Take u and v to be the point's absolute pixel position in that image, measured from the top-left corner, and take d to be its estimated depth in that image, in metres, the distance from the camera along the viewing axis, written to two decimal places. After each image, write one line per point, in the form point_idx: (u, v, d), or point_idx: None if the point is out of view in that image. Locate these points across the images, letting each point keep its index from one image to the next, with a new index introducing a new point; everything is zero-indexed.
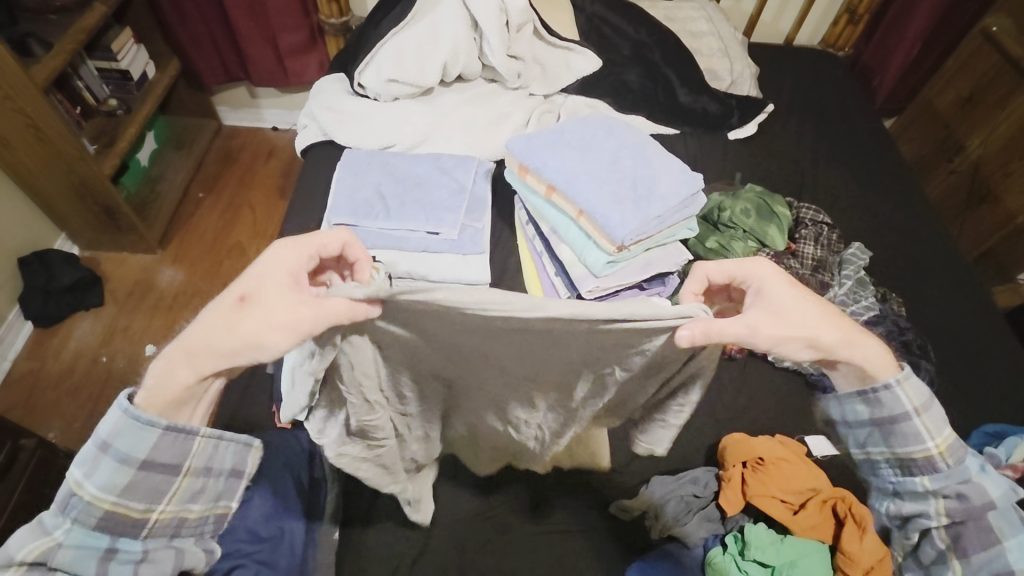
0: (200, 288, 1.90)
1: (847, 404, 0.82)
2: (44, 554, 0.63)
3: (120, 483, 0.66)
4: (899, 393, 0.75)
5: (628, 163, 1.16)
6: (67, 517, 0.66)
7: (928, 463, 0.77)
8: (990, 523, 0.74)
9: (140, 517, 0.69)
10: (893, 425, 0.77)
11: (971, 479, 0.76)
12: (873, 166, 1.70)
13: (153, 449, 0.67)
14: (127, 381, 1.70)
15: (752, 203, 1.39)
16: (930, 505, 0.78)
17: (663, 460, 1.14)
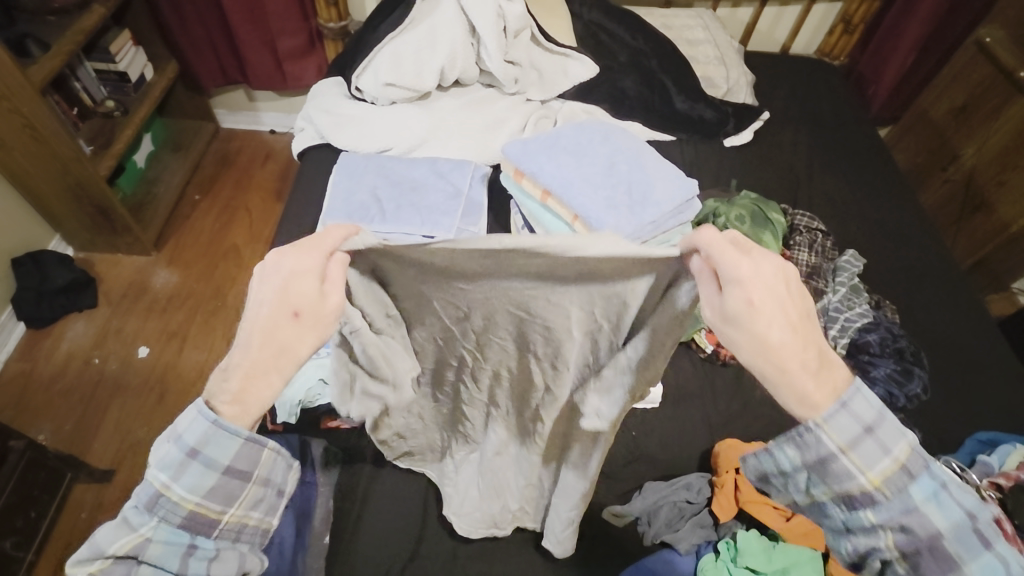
0: (196, 290, 1.90)
1: (779, 454, 0.60)
2: (133, 551, 0.52)
3: (208, 486, 0.54)
4: (821, 434, 0.54)
5: (625, 168, 1.16)
6: (152, 517, 0.53)
7: (869, 497, 0.55)
8: (950, 552, 0.53)
9: (217, 518, 0.56)
10: (824, 467, 0.56)
11: (918, 507, 0.54)
12: (867, 174, 1.71)
13: (237, 457, 0.54)
14: (120, 383, 1.69)
15: (747, 210, 1.39)
16: (877, 540, 0.56)
17: (656, 466, 1.14)
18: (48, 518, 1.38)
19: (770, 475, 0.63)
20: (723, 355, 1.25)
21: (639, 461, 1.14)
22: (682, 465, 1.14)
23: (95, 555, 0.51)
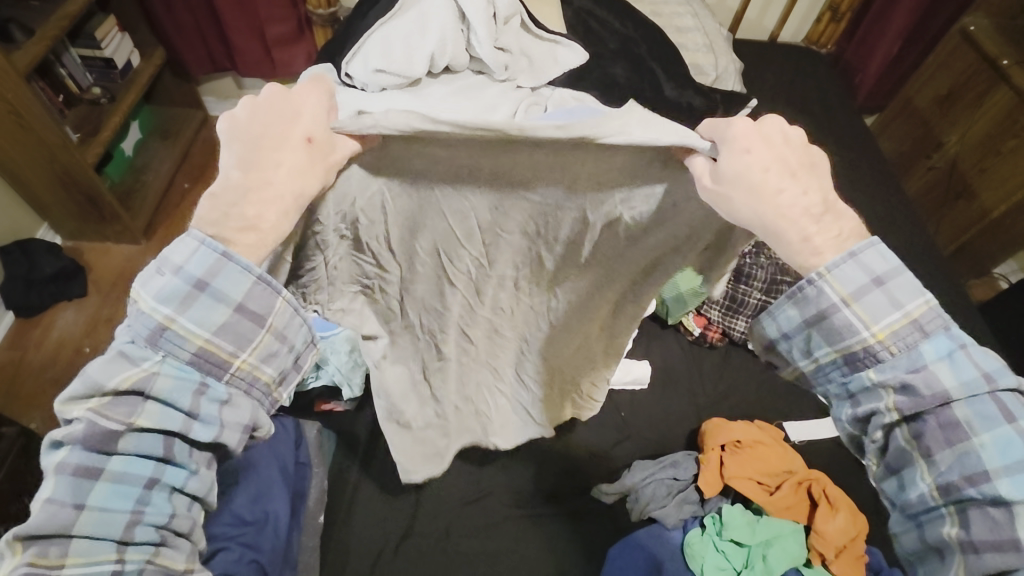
0: None
1: (780, 314, 0.70)
2: (140, 383, 0.55)
3: (216, 322, 0.58)
4: (823, 286, 0.63)
5: None
6: (158, 351, 0.57)
7: (868, 352, 0.64)
8: (957, 416, 0.61)
9: (226, 361, 0.59)
10: (825, 322, 0.65)
11: (921, 368, 0.62)
12: (853, 160, 1.73)
13: (249, 295, 0.59)
14: None
15: None
16: (876, 396, 0.65)
17: (645, 445, 1.16)
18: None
19: (775, 339, 0.72)
20: (710, 338, 1.28)
21: (627, 441, 1.17)
22: (669, 445, 1.17)
23: (96, 386, 0.54)
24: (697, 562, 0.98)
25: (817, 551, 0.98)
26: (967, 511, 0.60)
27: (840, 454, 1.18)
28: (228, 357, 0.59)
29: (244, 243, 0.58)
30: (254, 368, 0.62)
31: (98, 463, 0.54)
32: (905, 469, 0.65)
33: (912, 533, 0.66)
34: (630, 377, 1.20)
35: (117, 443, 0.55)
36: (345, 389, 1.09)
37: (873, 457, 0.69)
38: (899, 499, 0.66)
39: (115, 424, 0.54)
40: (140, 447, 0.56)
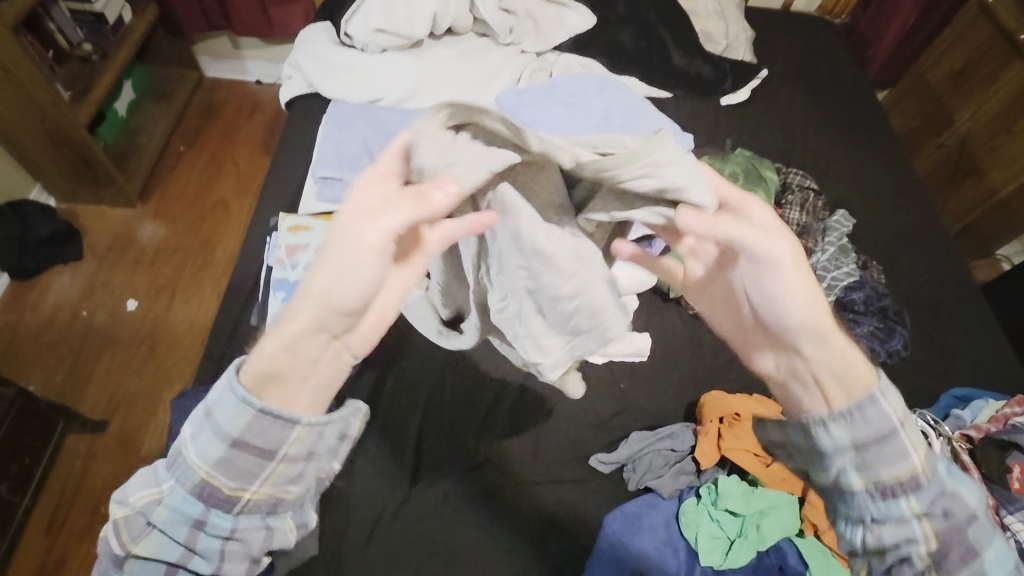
0: (180, 244, 1.86)
1: (824, 428, 0.70)
2: (150, 503, 0.67)
3: (214, 455, 0.66)
4: (883, 407, 0.69)
5: (620, 121, 1.18)
6: (171, 475, 0.68)
7: (909, 481, 0.69)
8: (972, 538, 0.69)
9: (231, 494, 0.66)
10: (878, 445, 0.69)
11: (949, 495, 0.70)
12: (863, 134, 1.70)
13: (246, 429, 0.65)
14: (109, 334, 1.69)
15: (741, 167, 1.34)
16: (907, 521, 0.69)
17: (644, 416, 1.16)
18: (44, 463, 1.40)
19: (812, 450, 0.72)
20: None
21: (626, 413, 1.16)
22: (668, 418, 1.16)
23: (127, 498, 0.67)
24: (692, 531, 0.98)
25: (811, 521, 0.97)
26: None
27: None
28: (228, 493, 0.66)
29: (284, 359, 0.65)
30: (275, 492, 0.68)
31: (119, 565, 0.66)
32: None
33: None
34: (631, 349, 1.18)
35: (123, 565, 0.66)
36: None
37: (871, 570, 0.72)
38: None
39: (126, 536, 0.66)
40: (143, 569, 0.66)
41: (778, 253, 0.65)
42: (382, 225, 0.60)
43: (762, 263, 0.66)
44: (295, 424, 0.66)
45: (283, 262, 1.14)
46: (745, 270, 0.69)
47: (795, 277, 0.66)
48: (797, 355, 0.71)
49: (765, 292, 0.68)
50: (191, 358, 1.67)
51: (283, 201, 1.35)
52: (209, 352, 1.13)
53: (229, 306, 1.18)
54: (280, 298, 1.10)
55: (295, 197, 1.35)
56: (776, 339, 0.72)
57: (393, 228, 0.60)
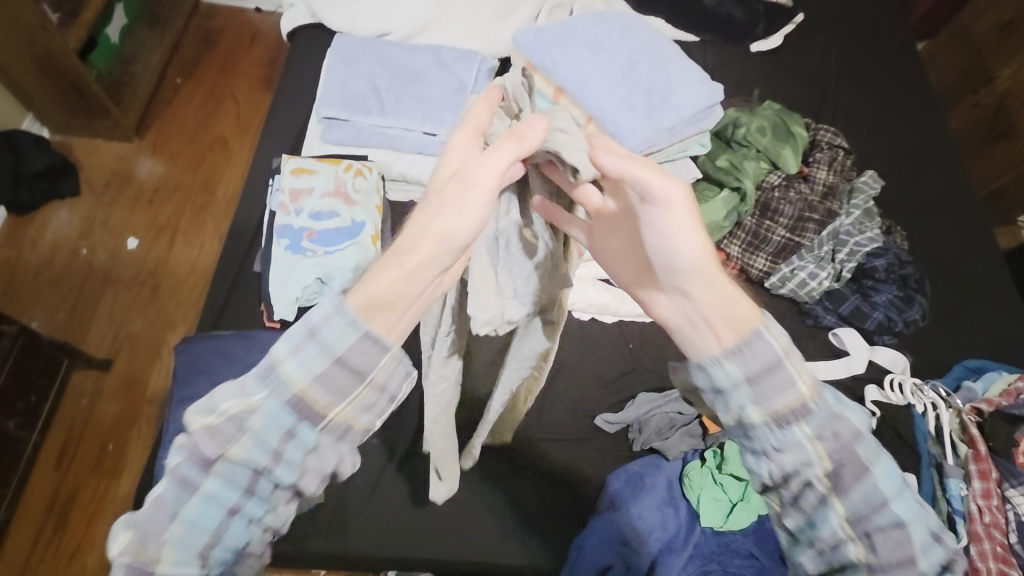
0: (180, 182, 1.80)
1: (713, 367, 0.60)
2: (243, 412, 0.52)
3: (316, 370, 0.53)
4: (768, 338, 0.58)
5: (645, 68, 1.10)
6: (264, 387, 0.53)
7: (801, 410, 0.58)
8: (863, 455, 0.59)
9: (323, 411, 0.54)
10: (767, 375, 0.58)
11: (840, 417, 0.59)
12: (899, 89, 1.60)
13: (353, 350, 0.53)
14: (111, 274, 1.66)
15: (769, 121, 1.26)
16: (804, 449, 0.58)
17: (652, 377, 1.15)
18: (51, 400, 1.42)
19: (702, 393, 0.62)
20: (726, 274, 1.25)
21: (633, 373, 1.14)
22: None
23: (212, 407, 0.52)
24: (694, 492, 0.98)
25: None
26: (871, 535, 0.59)
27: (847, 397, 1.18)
28: (324, 409, 0.54)
29: (371, 294, 0.53)
30: (351, 417, 0.56)
31: (195, 478, 0.52)
32: (819, 512, 0.59)
33: (815, 564, 0.61)
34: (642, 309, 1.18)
35: (209, 469, 0.52)
36: None
37: (779, 502, 0.62)
38: (809, 541, 0.60)
39: (211, 449, 0.52)
40: (229, 477, 0.52)
41: (672, 197, 0.55)
42: (496, 161, 0.52)
43: (661, 207, 0.56)
44: (390, 346, 0.54)
45: (286, 207, 1.09)
46: (640, 215, 0.59)
47: (690, 222, 0.57)
48: (686, 300, 0.61)
49: (656, 240, 0.59)
50: (194, 300, 1.65)
51: (287, 142, 1.29)
52: (211, 298, 1.10)
53: (231, 251, 1.15)
54: (284, 246, 1.07)
55: (299, 138, 1.29)
56: (664, 284, 0.63)
57: (506, 162, 0.52)
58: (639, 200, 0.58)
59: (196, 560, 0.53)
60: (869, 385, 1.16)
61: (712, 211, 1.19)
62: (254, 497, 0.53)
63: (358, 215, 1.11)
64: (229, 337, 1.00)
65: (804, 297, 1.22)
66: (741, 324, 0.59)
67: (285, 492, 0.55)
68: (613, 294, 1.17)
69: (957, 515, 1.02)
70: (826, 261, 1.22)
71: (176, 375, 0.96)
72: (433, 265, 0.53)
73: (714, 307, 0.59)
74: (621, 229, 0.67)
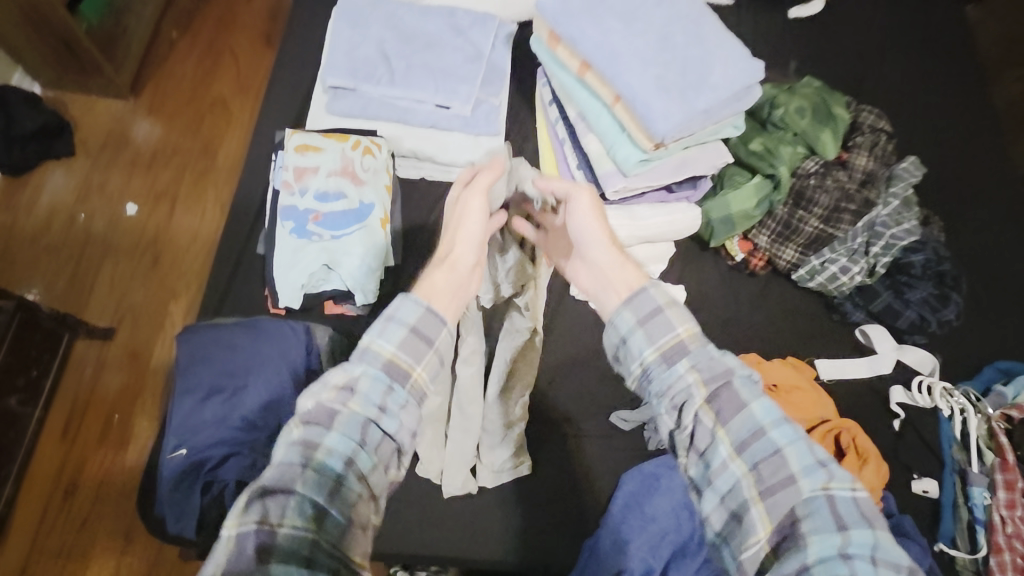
0: (179, 147, 1.72)
1: (613, 317, 0.70)
2: (349, 381, 0.58)
3: (399, 337, 0.61)
4: (652, 292, 0.68)
5: (681, 42, 1.00)
6: (357, 366, 0.59)
7: (679, 348, 0.65)
8: (738, 388, 0.62)
9: (410, 370, 0.60)
10: (651, 317, 0.67)
11: (716, 356, 0.64)
12: (946, 62, 1.49)
13: (424, 320, 0.62)
14: (111, 242, 1.61)
15: (809, 101, 1.17)
16: (687, 385, 0.63)
17: None
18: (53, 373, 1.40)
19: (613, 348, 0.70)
20: (752, 266, 1.19)
21: None
22: None
23: (321, 386, 0.57)
24: None
25: None
26: (758, 466, 0.59)
27: (872, 398, 1.14)
28: (409, 369, 0.60)
29: (429, 284, 0.67)
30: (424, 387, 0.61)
31: (315, 442, 0.54)
32: (709, 448, 0.61)
33: (719, 516, 0.61)
34: None
35: (331, 426, 0.55)
36: (358, 296, 1.01)
37: (683, 452, 0.65)
38: (708, 487, 0.61)
39: (333, 406, 0.56)
40: (347, 430, 0.55)
41: (578, 192, 0.77)
42: (485, 182, 0.74)
43: (573, 201, 0.78)
44: (447, 318, 0.66)
45: (291, 185, 1.02)
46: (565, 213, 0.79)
47: (593, 209, 0.77)
48: (600, 270, 0.76)
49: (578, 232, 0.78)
50: (197, 270, 1.60)
51: (290, 112, 1.21)
52: (213, 281, 1.04)
53: (232, 230, 1.08)
54: (288, 229, 1.01)
55: (304, 108, 1.21)
56: (585, 261, 0.79)
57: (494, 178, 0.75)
58: (560, 202, 0.79)
59: (314, 523, 0.51)
60: (896, 386, 1.12)
61: (742, 199, 1.12)
62: (364, 450, 0.55)
63: (366, 197, 1.04)
64: (231, 325, 0.94)
65: (833, 292, 1.17)
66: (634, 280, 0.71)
67: (391, 448, 0.58)
68: None
69: (979, 524, 1.00)
70: (859, 256, 1.15)
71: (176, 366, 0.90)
72: (472, 256, 0.71)
73: (615, 271, 0.74)
74: (557, 234, 0.86)
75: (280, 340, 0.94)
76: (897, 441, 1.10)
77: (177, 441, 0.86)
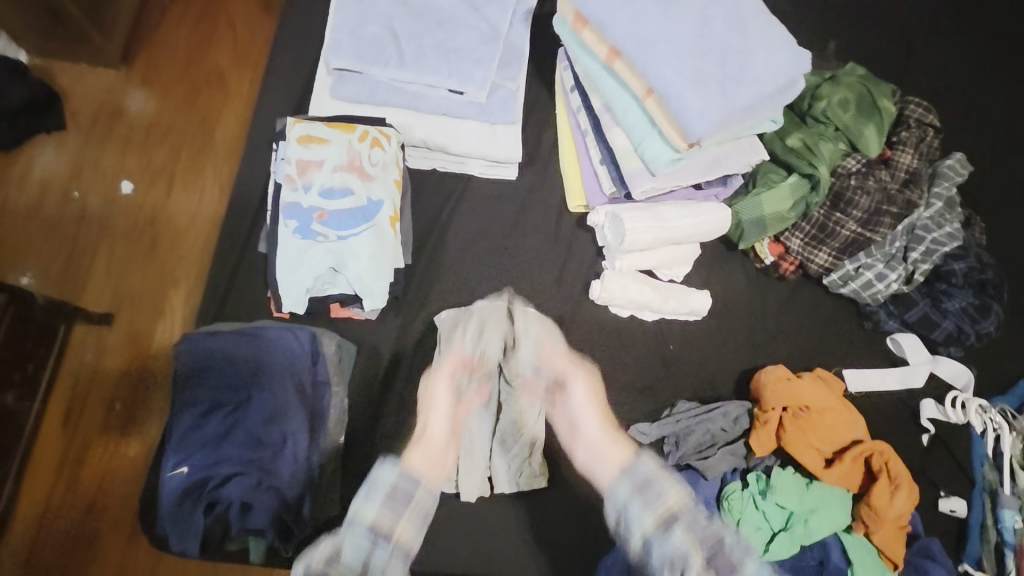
0: (173, 123, 1.60)
1: (615, 493, 0.77)
2: (331, 554, 0.68)
3: (369, 517, 0.71)
4: (645, 461, 0.77)
5: (721, 27, 0.90)
6: (350, 524, 0.71)
7: (671, 517, 0.72)
8: (712, 531, 0.71)
9: (388, 527, 0.72)
10: (645, 486, 0.75)
11: (707, 523, 0.72)
12: (1000, 40, 1.37)
13: (395, 486, 0.74)
14: (106, 222, 1.50)
15: (853, 92, 1.07)
16: (684, 556, 0.69)
17: (692, 380, 1.06)
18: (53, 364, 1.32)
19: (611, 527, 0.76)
20: (782, 270, 1.13)
21: (672, 376, 1.06)
22: (717, 385, 1.07)
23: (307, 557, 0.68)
24: (733, 517, 0.92)
25: (865, 526, 0.90)
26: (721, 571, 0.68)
27: (901, 411, 1.09)
28: (389, 529, 0.71)
29: (417, 455, 0.79)
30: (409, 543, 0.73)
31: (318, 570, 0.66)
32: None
33: None
34: (686, 308, 1.07)
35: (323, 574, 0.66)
36: (365, 301, 0.95)
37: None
38: None
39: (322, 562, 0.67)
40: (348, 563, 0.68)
41: (577, 377, 0.89)
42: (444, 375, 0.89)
43: (562, 387, 0.90)
44: (425, 480, 0.77)
45: (294, 180, 0.95)
46: (563, 402, 0.90)
47: (589, 399, 0.87)
48: (580, 440, 0.85)
49: (574, 410, 0.88)
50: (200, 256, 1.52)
51: (293, 97, 1.12)
52: (213, 282, 0.99)
53: (232, 228, 1.02)
54: (292, 228, 0.94)
55: (306, 91, 1.12)
56: (582, 460, 0.84)
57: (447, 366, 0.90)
58: (557, 389, 0.91)
59: None
60: (927, 400, 1.08)
61: (776, 201, 1.04)
62: None
63: (375, 193, 0.97)
64: (232, 335, 0.89)
65: (866, 299, 1.11)
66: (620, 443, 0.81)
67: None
68: (657, 291, 1.05)
69: (1007, 548, 0.96)
70: (897, 262, 1.09)
71: (175, 379, 0.86)
72: (439, 444, 0.82)
73: (614, 450, 0.80)
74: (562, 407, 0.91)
75: (285, 350, 0.90)
76: (924, 456, 1.07)
77: (178, 459, 0.82)
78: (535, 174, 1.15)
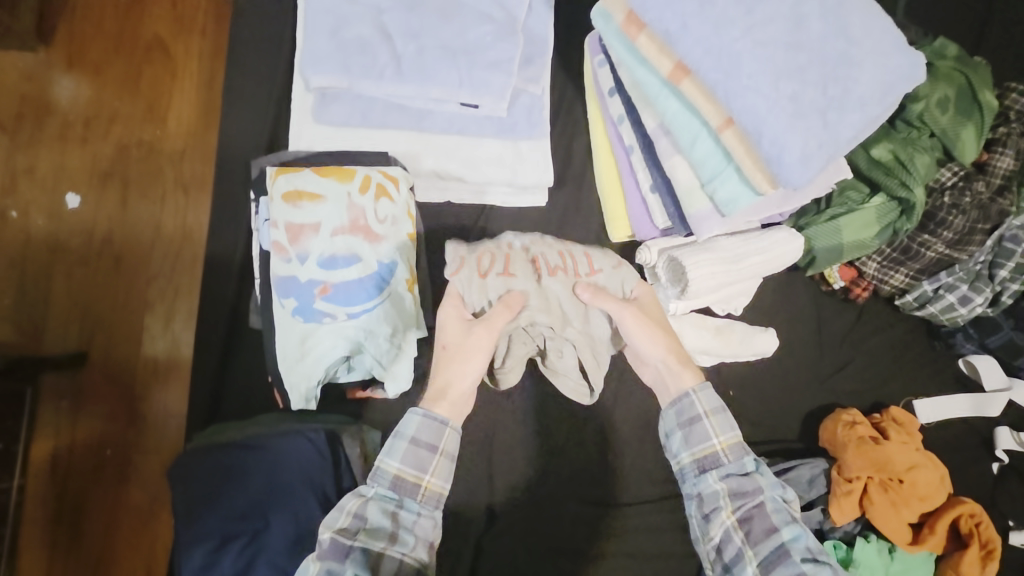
0: (119, 110, 1.06)
1: (671, 435, 0.78)
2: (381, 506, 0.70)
3: (391, 469, 0.71)
4: (705, 425, 0.76)
5: (819, 30, 0.70)
6: (392, 497, 0.71)
7: (714, 458, 0.75)
8: (757, 483, 0.73)
9: (412, 487, 0.71)
10: (693, 431, 0.76)
11: (750, 472, 0.74)
12: None
13: (420, 428, 0.73)
14: (58, 245, 1.02)
15: (954, 86, 0.88)
16: (716, 493, 0.73)
17: (754, 427, 0.96)
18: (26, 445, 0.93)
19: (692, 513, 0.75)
20: (853, 295, 1.00)
21: None
22: (780, 433, 0.96)
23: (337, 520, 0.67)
24: None
25: None
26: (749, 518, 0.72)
27: (972, 438, 1.00)
28: (416, 481, 0.71)
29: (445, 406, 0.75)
30: (439, 489, 0.73)
31: None
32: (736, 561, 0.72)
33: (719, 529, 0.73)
34: (750, 351, 0.94)
35: None
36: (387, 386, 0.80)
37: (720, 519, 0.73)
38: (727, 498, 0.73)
39: None
40: None
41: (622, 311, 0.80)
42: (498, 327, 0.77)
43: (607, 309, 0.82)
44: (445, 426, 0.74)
45: (284, 249, 0.77)
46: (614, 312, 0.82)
47: (642, 324, 0.80)
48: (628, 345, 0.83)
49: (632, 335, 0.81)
50: (185, 268, 1.03)
51: (265, 121, 0.91)
52: (200, 368, 0.84)
53: (215, 300, 0.86)
54: (290, 309, 0.77)
55: (281, 115, 0.90)
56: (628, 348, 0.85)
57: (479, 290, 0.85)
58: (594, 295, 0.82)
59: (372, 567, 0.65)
60: (1001, 428, 0.99)
61: (856, 222, 0.89)
62: None
63: (386, 255, 0.79)
64: (234, 449, 0.76)
65: (944, 321, 0.98)
66: (685, 378, 0.79)
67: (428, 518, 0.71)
68: (717, 336, 0.92)
69: None
70: (983, 282, 0.95)
71: (176, 513, 0.72)
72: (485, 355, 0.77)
73: (654, 345, 0.80)
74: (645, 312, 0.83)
75: (301, 462, 0.76)
76: (993, 485, 1.00)
77: None
78: (568, 197, 0.97)
